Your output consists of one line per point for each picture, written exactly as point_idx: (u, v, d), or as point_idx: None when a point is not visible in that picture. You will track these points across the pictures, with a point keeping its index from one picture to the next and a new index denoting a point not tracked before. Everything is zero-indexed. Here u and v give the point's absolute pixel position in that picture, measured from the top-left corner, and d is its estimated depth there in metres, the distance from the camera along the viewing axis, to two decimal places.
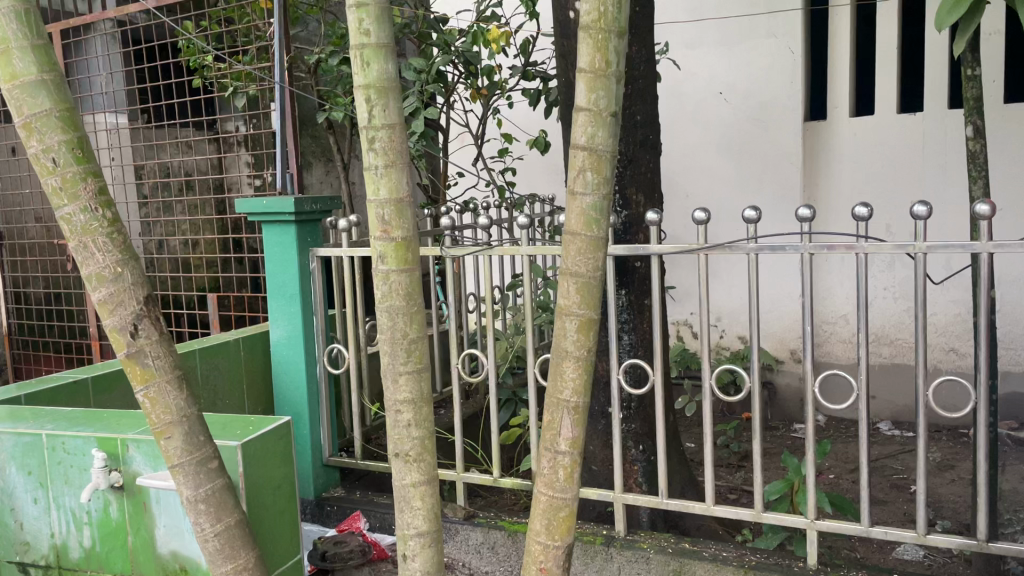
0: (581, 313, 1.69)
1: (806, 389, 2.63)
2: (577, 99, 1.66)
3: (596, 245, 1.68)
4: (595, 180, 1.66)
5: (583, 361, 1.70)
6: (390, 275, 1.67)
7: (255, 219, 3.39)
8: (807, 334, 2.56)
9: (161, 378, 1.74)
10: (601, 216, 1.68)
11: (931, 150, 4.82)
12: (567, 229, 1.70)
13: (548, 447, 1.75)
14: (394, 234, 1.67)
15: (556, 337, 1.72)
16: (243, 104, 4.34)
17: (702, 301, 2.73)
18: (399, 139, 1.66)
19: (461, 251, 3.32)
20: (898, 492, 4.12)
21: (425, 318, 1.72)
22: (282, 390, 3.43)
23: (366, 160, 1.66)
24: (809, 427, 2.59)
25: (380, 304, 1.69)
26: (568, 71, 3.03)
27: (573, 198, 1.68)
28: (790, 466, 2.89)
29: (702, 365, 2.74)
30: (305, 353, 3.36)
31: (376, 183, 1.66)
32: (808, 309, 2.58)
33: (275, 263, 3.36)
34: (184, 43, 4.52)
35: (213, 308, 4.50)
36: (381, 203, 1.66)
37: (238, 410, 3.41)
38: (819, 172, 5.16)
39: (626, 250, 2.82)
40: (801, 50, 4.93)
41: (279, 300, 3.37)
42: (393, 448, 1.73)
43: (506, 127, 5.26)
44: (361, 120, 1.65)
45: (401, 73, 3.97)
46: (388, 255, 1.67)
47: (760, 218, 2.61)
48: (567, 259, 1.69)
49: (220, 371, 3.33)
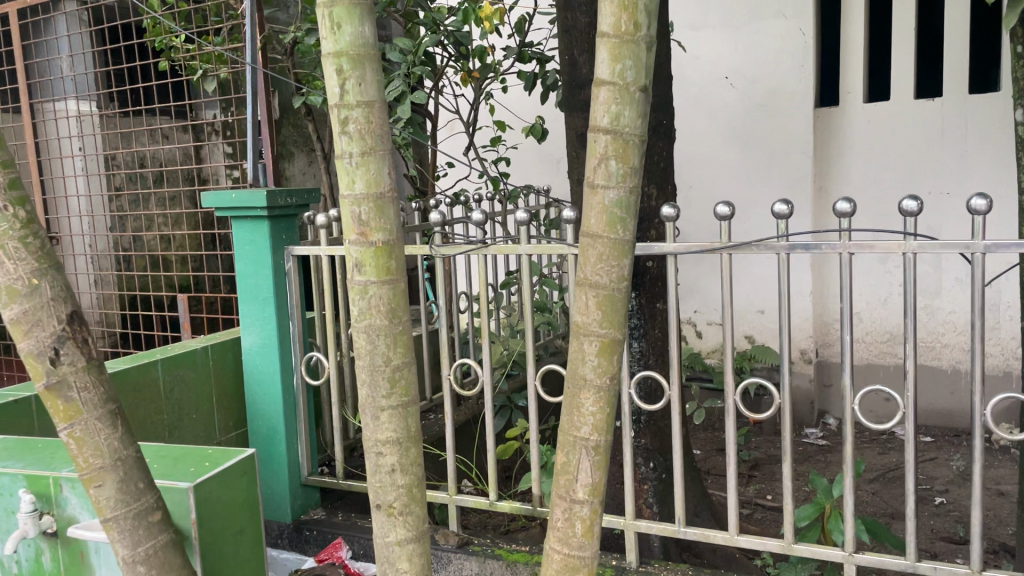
0: (604, 333, 1.39)
1: (844, 406, 2.32)
2: (596, 70, 1.36)
3: (622, 249, 1.38)
4: (622, 168, 1.35)
5: (604, 392, 1.40)
6: (369, 289, 1.36)
7: (223, 214, 3.05)
8: (847, 345, 2.25)
9: (89, 415, 1.42)
10: (628, 214, 1.37)
11: (950, 137, 4.53)
12: (586, 230, 1.39)
13: (564, 495, 1.44)
14: (372, 238, 1.35)
15: (572, 361, 1.42)
16: (214, 89, 3.97)
17: (725, 308, 2.42)
18: (379, 117, 1.34)
19: (453, 251, 3.00)
20: (923, 506, 3.82)
21: (412, 342, 1.41)
22: (255, 402, 3.10)
23: (337, 145, 1.35)
24: (848, 448, 2.29)
25: (357, 322, 1.38)
26: (572, 49, 2.70)
27: (593, 192, 1.37)
28: (819, 488, 2.60)
29: (724, 378, 2.43)
30: (280, 362, 3.03)
31: (351, 175, 1.34)
32: (848, 317, 2.26)
33: (246, 264, 3.03)
34: (150, 22, 4.13)
35: (184, 310, 4.16)
36: (356, 200, 1.35)
37: (207, 425, 3.08)
38: (831, 161, 4.86)
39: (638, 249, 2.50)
40: (812, 31, 4.62)
41: (251, 304, 3.04)
42: (373, 498, 1.42)
43: (499, 114, 4.94)
44: (332, 96, 1.34)
45: (385, 54, 3.63)
46: (366, 264, 1.36)
47: (791, 214, 2.30)
48: (585, 267, 1.39)
49: (184, 383, 3.00)
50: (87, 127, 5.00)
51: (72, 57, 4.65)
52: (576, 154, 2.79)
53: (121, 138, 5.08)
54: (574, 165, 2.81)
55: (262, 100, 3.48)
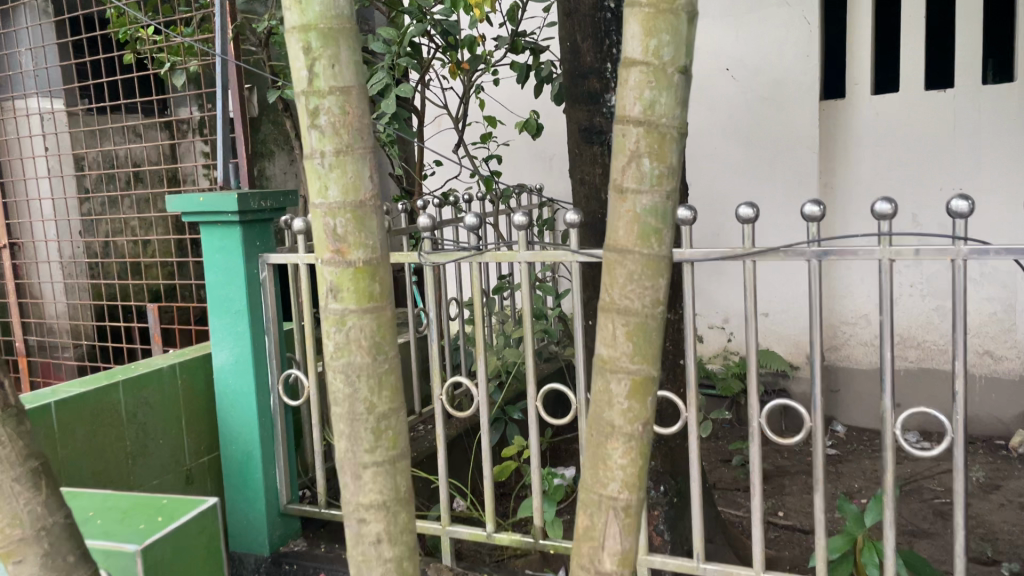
0: (636, 369, 1.14)
1: (885, 430, 2.08)
2: (624, 48, 1.12)
3: (657, 266, 1.13)
4: (658, 168, 1.11)
5: (636, 441, 1.16)
6: (347, 319, 1.11)
7: (190, 219, 2.78)
8: (888, 362, 2.01)
9: (4, 476, 1.15)
10: (664, 225, 1.13)
11: (964, 130, 4.29)
12: (612, 244, 1.14)
13: (587, 565, 1.19)
14: (351, 256, 1.10)
15: (596, 402, 1.18)
16: (183, 83, 3.68)
17: (748, 321, 2.17)
18: (357, 106, 1.09)
19: (443, 258, 2.74)
20: (943, 521, 3.56)
21: (400, 384, 1.16)
22: (228, 425, 2.83)
23: (306, 142, 1.10)
24: (888, 476, 2.05)
25: (333, 360, 1.13)
26: (574, 35, 2.45)
27: (621, 199, 1.13)
28: (850, 517, 2.37)
29: (749, 398, 2.18)
30: (255, 380, 2.76)
31: (323, 179, 1.09)
32: (888, 332, 2.02)
33: (216, 273, 2.76)
34: (113, 12, 3.83)
35: (154, 321, 3.86)
36: (331, 209, 1.09)
37: (176, 452, 2.80)
38: (838, 156, 4.61)
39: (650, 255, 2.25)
40: (817, 19, 4.37)
41: (222, 318, 2.77)
42: (356, 573, 1.17)
43: (489, 108, 4.68)
44: (299, 81, 1.08)
45: (367, 44, 3.35)
46: (342, 289, 1.11)
47: (824, 216, 2.06)
48: (611, 289, 1.15)
49: (150, 405, 2.72)
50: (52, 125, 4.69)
51: (33, 50, 4.35)
52: (578, 150, 2.53)
53: (92, 136, 4.78)
54: (577, 164, 2.56)
55: (235, 94, 3.19)
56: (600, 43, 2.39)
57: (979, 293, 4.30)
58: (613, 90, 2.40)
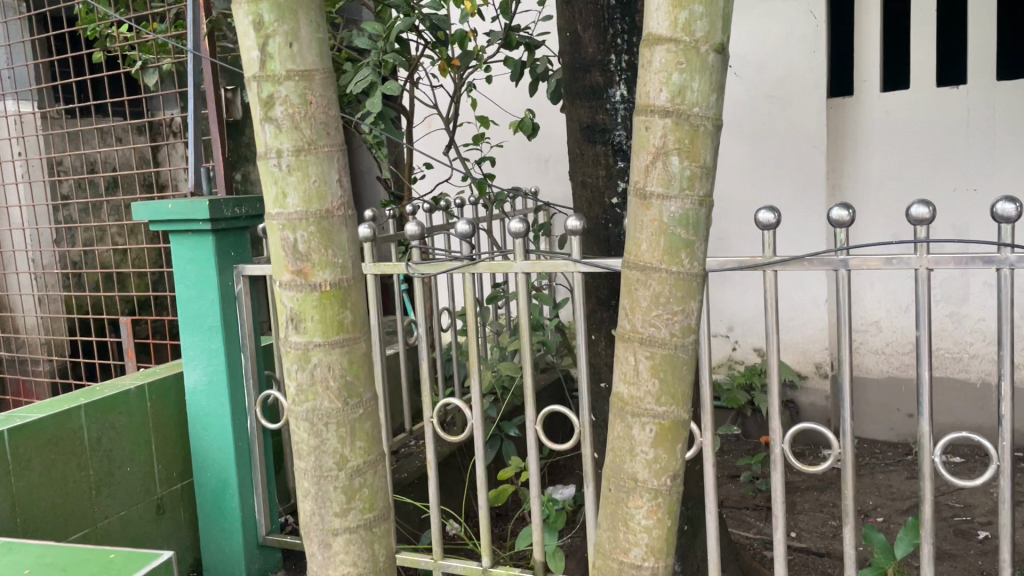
0: (662, 413, 0.94)
1: (921, 457, 1.88)
2: (648, 21, 0.92)
3: (688, 286, 0.93)
4: (691, 167, 0.91)
5: (663, 498, 0.96)
6: (311, 355, 0.91)
7: (159, 228, 2.57)
8: (926, 383, 1.83)
9: None
10: (696, 236, 0.93)
11: (977, 128, 4.08)
12: (633, 260, 0.94)
13: None
14: (314, 278, 0.90)
15: (614, 451, 0.98)
16: (156, 82, 3.45)
17: (770, 337, 1.98)
18: (321, 94, 0.89)
19: (433, 269, 2.54)
20: (965, 541, 3.36)
21: (377, 432, 0.95)
22: (203, 450, 2.62)
23: (259, 140, 0.90)
24: (926, 507, 1.86)
25: (296, 405, 0.92)
26: (574, 25, 2.25)
27: (644, 206, 0.93)
28: (878, 548, 2.17)
29: (770, 423, 1.98)
30: (230, 402, 2.56)
31: (279, 184, 0.89)
32: (926, 349, 1.83)
33: (188, 287, 2.56)
34: (83, 7, 3.60)
35: (128, 335, 3.62)
36: (290, 221, 0.89)
37: (145, 479, 2.60)
38: (845, 156, 4.39)
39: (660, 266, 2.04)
40: (823, 13, 4.16)
41: (195, 335, 2.57)
42: None
43: (482, 108, 4.48)
44: (249, 64, 0.88)
45: (351, 38, 3.14)
46: (306, 318, 0.91)
47: (853, 221, 1.87)
48: (633, 315, 0.94)
49: (116, 430, 2.51)
50: (24, 128, 4.46)
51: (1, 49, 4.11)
52: (579, 150, 2.34)
53: (67, 140, 4.55)
54: (577, 165, 2.36)
55: (210, 94, 2.97)
56: (603, 33, 2.20)
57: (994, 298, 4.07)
58: (617, 84, 2.20)
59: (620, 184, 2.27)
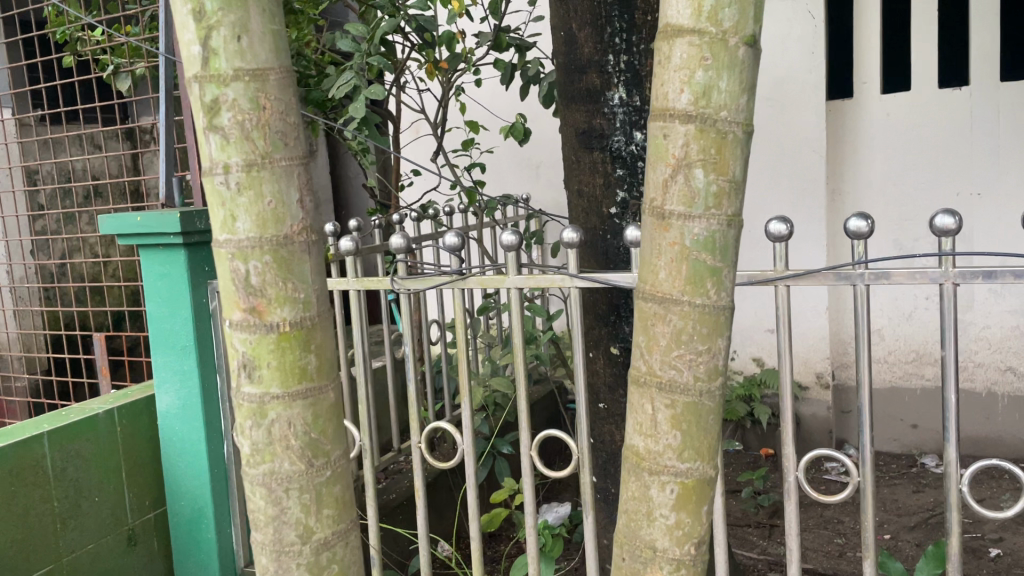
0: (684, 470, 0.86)
1: (948, 486, 1.75)
2: (666, 10, 0.82)
3: (714, 321, 0.83)
4: (718, 182, 0.81)
5: (682, 562, 0.88)
6: (267, 411, 0.88)
7: (128, 241, 2.42)
8: (953, 407, 1.71)
9: None
10: (724, 262, 0.82)
11: (980, 131, 3.91)
12: (650, 290, 0.84)
13: None
14: (270, 319, 0.86)
15: (630, 513, 0.90)
16: (130, 87, 3.29)
17: (783, 355, 1.84)
18: (276, 98, 0.84)
19: (418, 284, 2.40)
20: (978, 561, 3.22)
21: (348, 495, 0.94)
22: (178, 476, 2.48)
23: (204, 153, 0.85)
24: (952, 539, 1.73)
25: (252, 470, 0.90)
26: (569, 23, 2.12)
27: (663, 227, 0.82)
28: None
29: (784, 450, 1.84)
30: (205, 427, 2.41)
31: (228, 206, 0.84)
32: (952, 368, 1.71)
33: (160, 305, 2.41)
34: (53, 10, 3.43)
35: (102, 352, 3.44)
36: (242, 248, 0.84)
37: (116, 509, 2.44)
38: (844, 161, 4.20)
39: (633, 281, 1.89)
40: (822, 13, 4.02)
41: (167, 355, 2.42)
42: None
43: (471, 112, 4.34)
44: (190, 60, 0.83)
45: (332, 39, 2.98)
46: (262, 366, 0.87)
47: (872, 231, 1.74)
48: (652, 355, 0.84)
49: (83, 458, 2.36)
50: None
51: None
52: (574, 157, 2.20)
53: (44, 148, 4.37)
54: (573, 173, 2.23)
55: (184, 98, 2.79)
56: (600, 32, 2.07)
57: (1001, 305, 3.92)
58: (615, 86, 2.07)
59: (620, 194, 2.13)
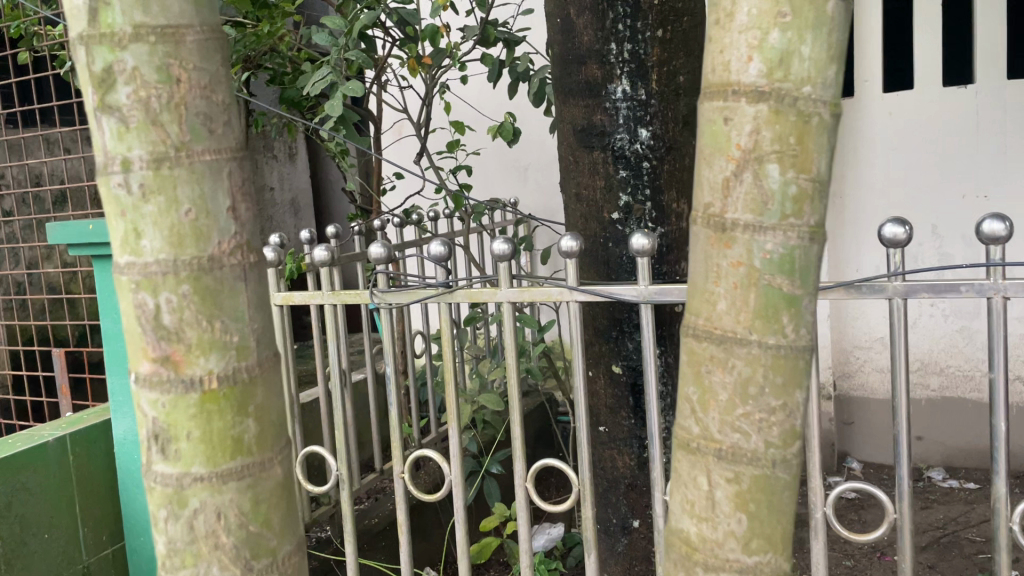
0: (755, 564, 0.78)
1: (996, 523, 1.56)
2: None
3: (790, 367, 0.74)
4: (799, 181, 0.71)
5: None
6: (187, 497, 0.76)
7: (79, 251, 2.20)
8: (1002, 433, 1.55)
9: None
10: (804, 290, 0.73)
11: (987, 131, 3.68)
12: (706, 324, 0.75)
13: None
14: (187, 374, 0.74)
15: None
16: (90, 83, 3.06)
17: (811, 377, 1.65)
18: (196, 67, 0.73)
19: (407, 298, 2.18)
20: None
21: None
22: (138, 508, 2.26)
23: (99, 146, 0.73)
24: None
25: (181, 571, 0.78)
26: (567, 9, 1.95)
27: (725, 242, 0.72)
28: None
29: (812, 479, 1.65)
30: None
31: (136, 219, 0.72)
32: (1000, 391, 1.55)
33: (115, 320, 2.19)
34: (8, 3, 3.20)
35: (61, 369, 3.20)
36: (159, 280, 0.72)
37: (69, 546, 2.22)
38: (846, 162, 3.97)
39: (638, 294, 1.71)
40: None
41: (124, 376, 2.20)
42: None
43: (456, 112, 4.15)
44: (75, 13, 0.72)
45: (307, 31, 2.77)
46: (184, 429, 0.75)
47: (910, 238, 1.55)
48: (710, 413, 0.76)
49: (29, 492, 2.13)
50: None
51: None
52: (573, 157, 2.01)
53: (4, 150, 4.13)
54: (571, 175, 2.03)
55: None
56: (601, 18, 1.88)
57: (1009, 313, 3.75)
58: (618, 77, 1.88)
59: (622, 197, 1.93)
